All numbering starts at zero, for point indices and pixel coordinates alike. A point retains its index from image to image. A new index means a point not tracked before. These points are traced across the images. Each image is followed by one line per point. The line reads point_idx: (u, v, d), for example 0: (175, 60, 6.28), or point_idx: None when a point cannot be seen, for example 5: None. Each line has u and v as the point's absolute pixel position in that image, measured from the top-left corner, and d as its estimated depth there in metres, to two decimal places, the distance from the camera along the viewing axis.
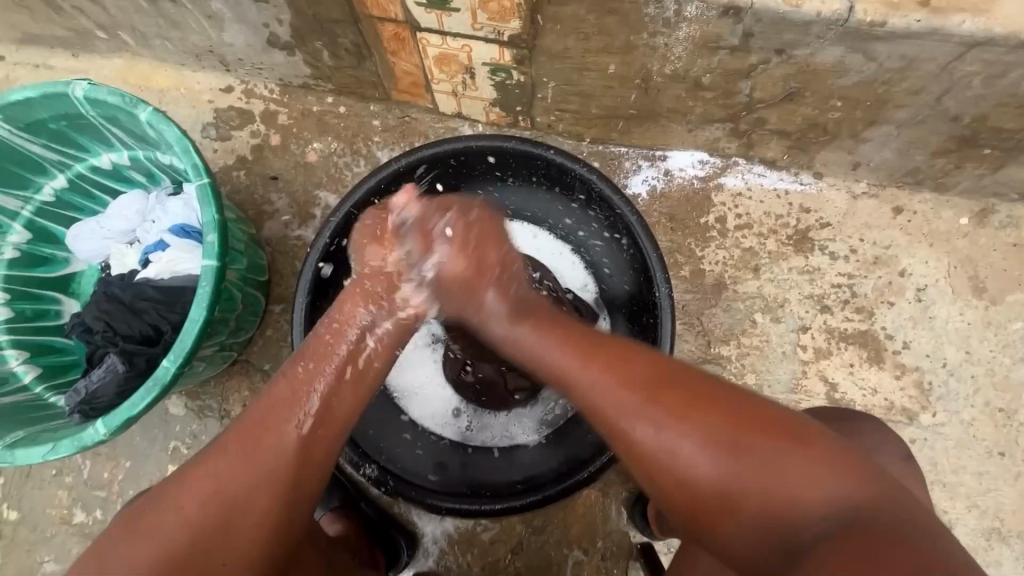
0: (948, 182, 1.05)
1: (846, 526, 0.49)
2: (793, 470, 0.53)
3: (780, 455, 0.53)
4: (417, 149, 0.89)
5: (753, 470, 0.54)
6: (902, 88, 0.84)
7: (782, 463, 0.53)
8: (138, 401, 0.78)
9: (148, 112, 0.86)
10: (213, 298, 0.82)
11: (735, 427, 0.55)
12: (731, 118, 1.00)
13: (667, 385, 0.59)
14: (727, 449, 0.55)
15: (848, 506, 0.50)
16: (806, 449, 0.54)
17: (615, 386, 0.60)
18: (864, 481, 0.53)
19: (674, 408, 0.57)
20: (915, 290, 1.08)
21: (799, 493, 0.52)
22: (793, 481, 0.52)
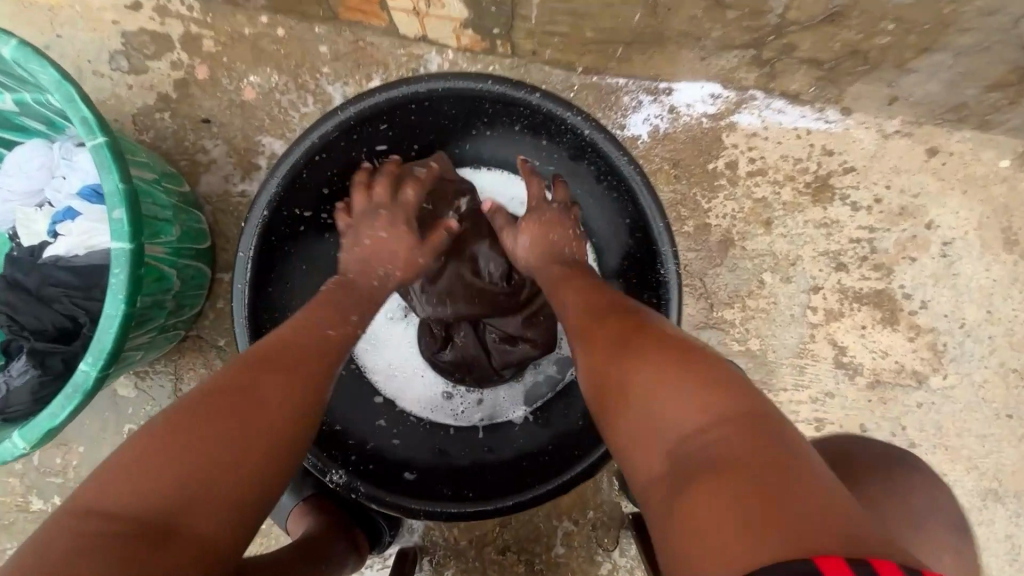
0: (995, 120, 0.91)
1: (745, 475, 0.41)
2: (684, 396, 0.48)
3: (707, 398, 0.47)
4: (367, 93, 0.71)
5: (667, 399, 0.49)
6: (973, 7, 0.67)
7: (695, 397, 0.48)
8: (57, 412, 0.67)
9: (12, 45, 0.67)
10: (132, 287, 0.68)
11: (660, 345, 0.54)
12: (755, 43, 0.82)
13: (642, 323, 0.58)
14: (633, 360, 0.53)
15: (747, 442, 0.43)
16: (743, 406, 0.46)
17: (595, 313, 0.62)
18: (792, 453, 0.43)
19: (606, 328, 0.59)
20: (940, 244, 0.97)
21: (680, 417, 0.47)
22: (704, 418, 0.46)
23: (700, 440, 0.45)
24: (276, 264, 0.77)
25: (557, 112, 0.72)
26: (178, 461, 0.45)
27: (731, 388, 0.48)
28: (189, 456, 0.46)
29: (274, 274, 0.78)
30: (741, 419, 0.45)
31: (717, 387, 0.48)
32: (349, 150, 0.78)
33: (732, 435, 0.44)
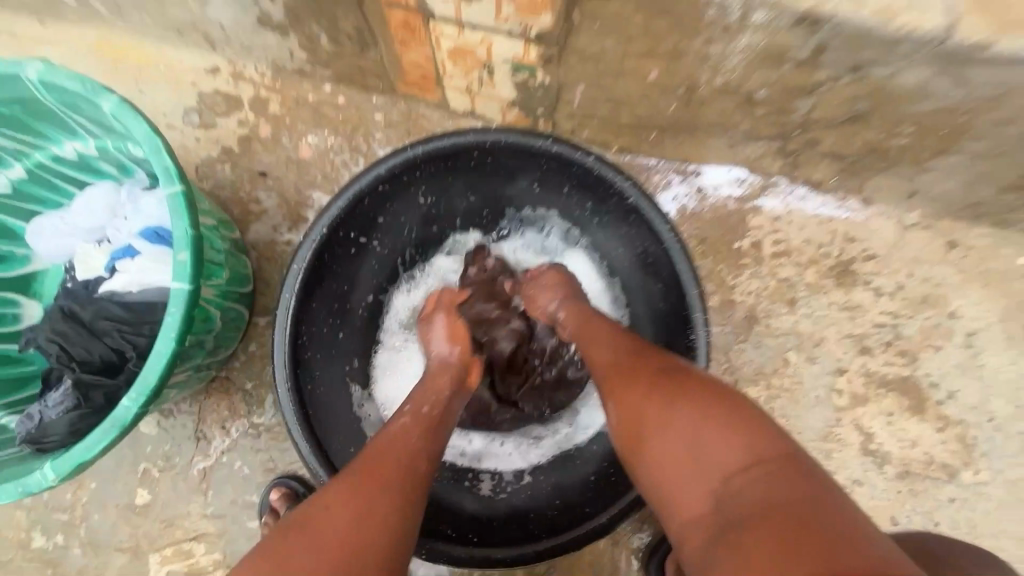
0: (1011, 219, 0.95)
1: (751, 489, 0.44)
2: (707, 438, 0.49)
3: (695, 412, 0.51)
4: (437, 136, 0.76)
5: (667, 435, 0.52)
6: (987, 118, 0.72)
7: (722, 430, 0.49)
8: (91, 445, 0.67)
9: (112, 101, 0.74)
10: (183, 326, 0.71)
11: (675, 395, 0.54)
12: (782, 135, 0.88)
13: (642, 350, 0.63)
14: (676, 419, 0.52)
15: (779, 485, 0.44)
16: (732, 413, 0.50)
17: (595, 348, 0.67)
18: (800, 476, 0.44)
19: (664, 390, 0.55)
20: (964, 334, 0.98)
21: (715, 462, 0.48)
22: (704, 443, 0.49)
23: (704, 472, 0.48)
24: (324, 286, 0.80)
25: (607, 175, 0.78)
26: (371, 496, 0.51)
27: (748, 416, 0.49)
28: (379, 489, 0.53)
29: (319, 299, 0.80)
30: (722, 420, 0.49)
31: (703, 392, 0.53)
32: (409, 189, 0.83)
33: (728, 447, 0.48)
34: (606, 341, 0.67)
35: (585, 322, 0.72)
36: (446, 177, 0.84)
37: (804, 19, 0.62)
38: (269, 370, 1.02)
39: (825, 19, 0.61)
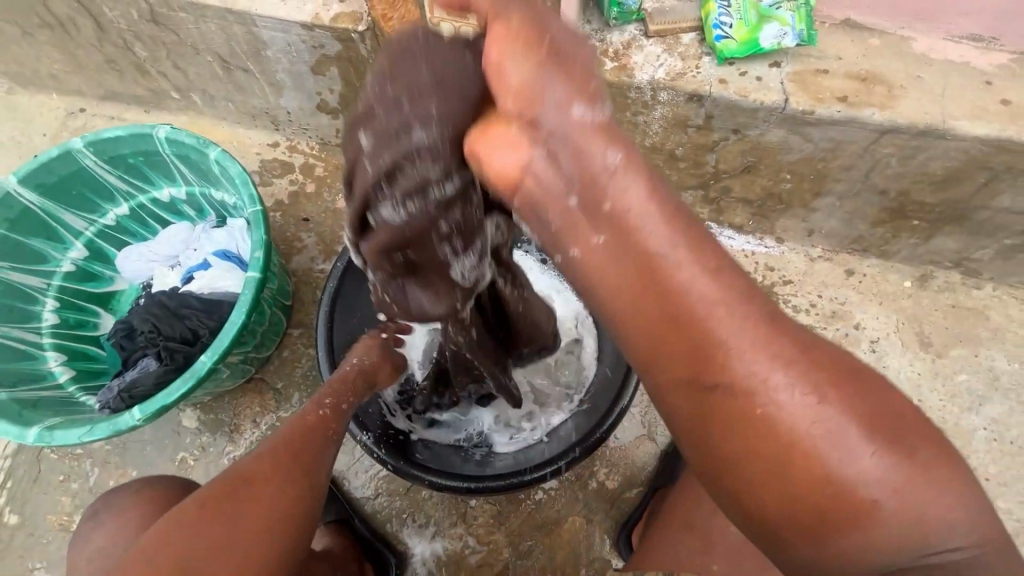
0: (890, 250, 1.23)
1: (920, 493, 0.44)
2: (939, 504, 0.44)
3: (856, 417, 0.45)
4: None
5: (823, 455, 0.45)
6: (836, 165, 1.03)
7: (947, 495, 0.45)
8: (173, 390, 0.88)
9: (217, 151, 1.04)
10: (251, 305, 0.94)
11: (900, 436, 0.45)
12: (702, 185, 1.18)
13: (776, 326, 0.46)
14: (885, 453, 0.44)
15: (957, 504, 0.45)
16: (901, 429, 0.46)
17: (713, 324, 0.45)
18: (973, 496, 0.46)
19: (870, 432, 0.44)
20: (869, 342, 1.21)
21: (938, 523, 0.45)
22: (878, 460, 0.44)
23: (863, 476, 0.44)
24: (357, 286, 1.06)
25: None
26: (271, 496, 0.68)
27: (951, 469, 0.45)
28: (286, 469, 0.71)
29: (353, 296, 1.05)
30: (889, 432, 0.45)
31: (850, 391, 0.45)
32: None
33: (902, 459, 0.45)
34: (664, 249, 0.45)
35: (679, 281, 0.45)
36: None
37: (692, 96, 0.95)
38: (297, 373, 1.21)
39: (707, 96, 0.94)
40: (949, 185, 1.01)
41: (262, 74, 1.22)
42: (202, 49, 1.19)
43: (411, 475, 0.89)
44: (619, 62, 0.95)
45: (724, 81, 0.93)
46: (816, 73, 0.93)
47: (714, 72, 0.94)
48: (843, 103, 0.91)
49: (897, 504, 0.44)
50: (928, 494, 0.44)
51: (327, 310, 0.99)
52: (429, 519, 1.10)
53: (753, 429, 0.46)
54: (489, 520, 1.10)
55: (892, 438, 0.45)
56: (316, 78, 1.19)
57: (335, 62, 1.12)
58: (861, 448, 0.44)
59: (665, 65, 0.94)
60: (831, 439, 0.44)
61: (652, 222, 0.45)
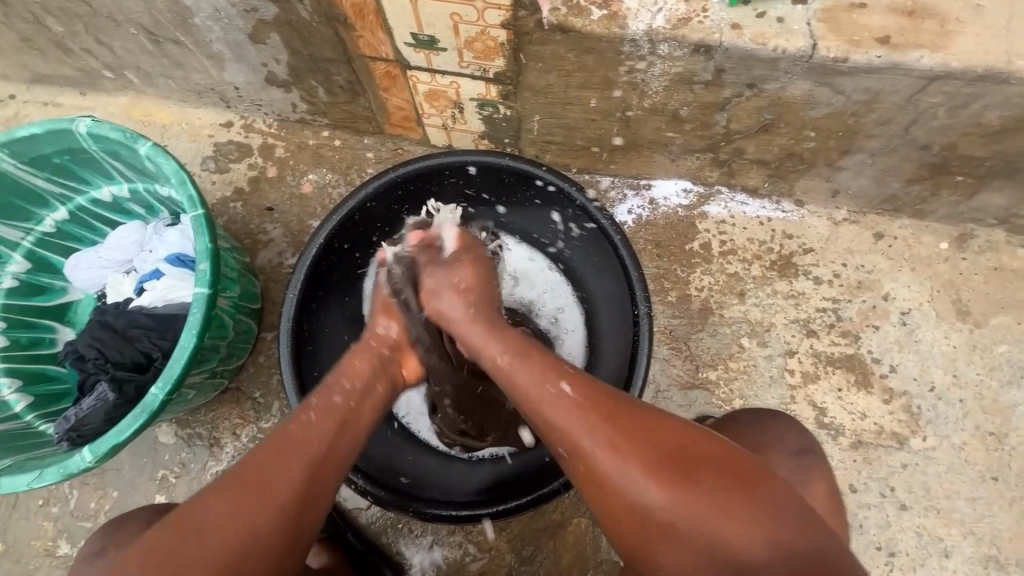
0: (925, 209, 1.08)
1: (701, 516, 0.55)
2: (727, 517, 0.54)
3: (648, 461, 0.57)
4: (413, 160, 0.91)
5: (631, 479, 0.57)
6: (870, 120, 0.88)
7: (723, 508, 0.54)
8: (125, 428, 0.79)
9: (147, 146, 0.90)
10: (203, 324, 0.83)
11: (666, 457, 0.57)
12: (711, 148, 1.03)
13: (590, 398, 0.60)
14: (653, 476, 0.56)
15: (706, 489, 0.55)
16: (704, 470, 0.56)
17: (540, 400, 0.61)
18: (745, 517, 0.54)
19: (642, 457, 0.57)
20: (899, 314, 1.09)
21: (731, 536, 0.54)
22: (652, 490, 0.56)
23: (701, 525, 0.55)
24: (321, 294, 0.94)
25: (556, 183, 0.90)
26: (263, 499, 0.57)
27: (713, 467, 0.56)
28: (255, 521, 0.56)
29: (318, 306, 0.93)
30: (675, 472, 0.56)
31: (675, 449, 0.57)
32: (391, 212, 0.97)
33: (716, 483, 0.55)
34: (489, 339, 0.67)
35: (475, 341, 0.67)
36: (424, 197, 0.98)
37: (698, 48, 0.78)
38: (275, 380, 1.13)
39: (716, 46, 0.78)
40: (1004, 137, 0.86)
41: (196, 45, 1.06)
42: (122, 19, 1.02)
43: (394, 507, 0.81)
44: (609, 9, 0.78)
45: (738, 26, 0.77)
46: (850, 8, 0.76)
47: (725, 15, 0.77)
48: (884, 47, 0.75)
49: (672, 513, 0.55)
50: (724, 508, 0.54)
51: (292, 323, 0.88)
52: (426, 529, 1.04)
53: (581, 473, 0.60)
54: (490, 527, 1.04)
55: (684, 472, 0.56)
56: (258, 47, 1.02)
57: (274, 28, 0.96)
58: (631, 467, 0.57)
59: (665, 11, 0.78)
60: (590, 446, 0.58)
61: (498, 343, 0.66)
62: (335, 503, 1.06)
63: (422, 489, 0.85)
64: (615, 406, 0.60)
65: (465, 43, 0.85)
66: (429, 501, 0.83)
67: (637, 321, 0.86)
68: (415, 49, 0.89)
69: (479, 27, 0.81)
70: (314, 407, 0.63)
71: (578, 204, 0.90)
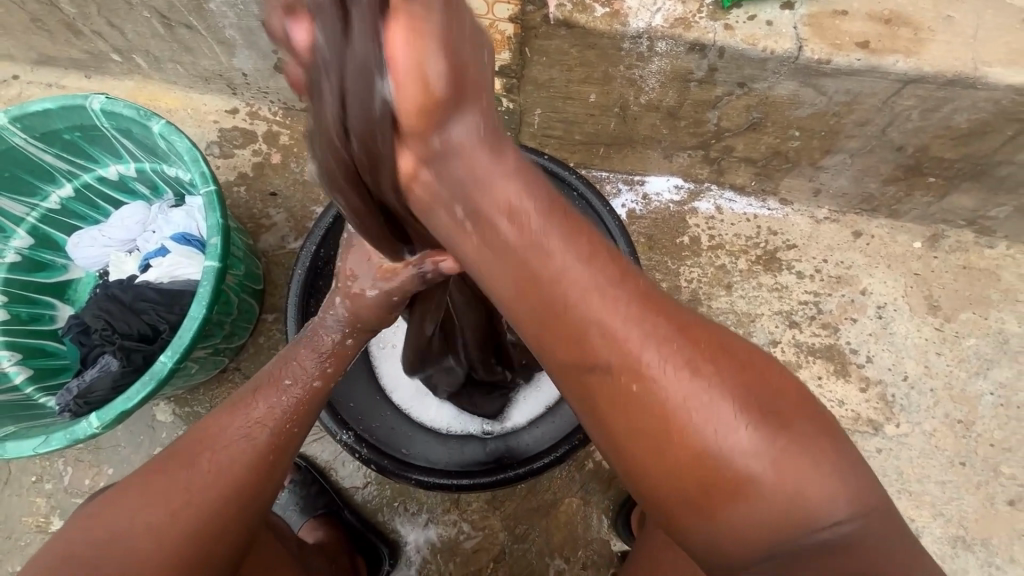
0: (901, 210, 1.15)
1: (792, 466, 0.47)
2: (816, 466, 0.47)
3: (733, 393, 0.47)
4: None
5: (707, 413, 0.46)
6: (850, 120, 0.94)
7: (816, 458, 0.47)
8: (132, 395, 0.80)
9: (161, 124, 0.92)
10: (212, 297, 0.86)
11: (753, 388, 0.48)
12: (702, 145, 1.08)
13: (657, 308, 0.48)
14: (745, 413, 0.47)
15: (796, 431, 0.48)
16: (780, 407, 0.48)
17: (588, 306, 0.47)
18: (834, 468, 0.48)
19: (730, 388, 0.47)
20: (876, 307, 1.15)
21: (814, 489, 0.47)
22: (738, 432, 0.46)
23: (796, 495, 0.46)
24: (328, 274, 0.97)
25: (557, 171, 0.95)
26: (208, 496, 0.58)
27: (796, 407, 0.49)
28: (215, 488, 0.58)
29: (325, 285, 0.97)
30: (763, 409, 0.47)
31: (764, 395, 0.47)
32: None
33: (804, 426, 0.48)
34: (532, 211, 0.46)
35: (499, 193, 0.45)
36: None
37: (693, 46, 0.84)
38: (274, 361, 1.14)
39: (710, 45, 0.83)
40: (972, 139, 0.93)
41: (209, 31, 1.08)
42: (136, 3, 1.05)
43: (396, 475, 0.84)
44: (611, 7, 0.83)
45: (730, 28, 0.82)
46: (833, 14, 0.82)
47: (719, 18, 0.83)
48: (863, 51, 0.81)
49: (757, 456, 0.46)
50: (814, 456, 0.47)
51: (298, 299, 0.90)
52: (422, 507, 1.07)
53: (630, 398, 0.47)
54: (484, 506, 1.06)
55: (774, 414, 0.48)
56: (270, 34, 1.06)
57: None
58: (710, 397, 0.47)
59: (663, 10, 0.83)
60: (653, 363, 0.47)
61: (524, 201, 0.45)
62: (332, 481, 1.08)
63: (421, 460, 0.88)
64: (693, 327, 0.49)
65: None
66: (428, 471, 0.86)
67: None
68: None
69: (488, 20, 0.86)
70: (290, 387, 0.64)
71: (577, 191, 0.95)
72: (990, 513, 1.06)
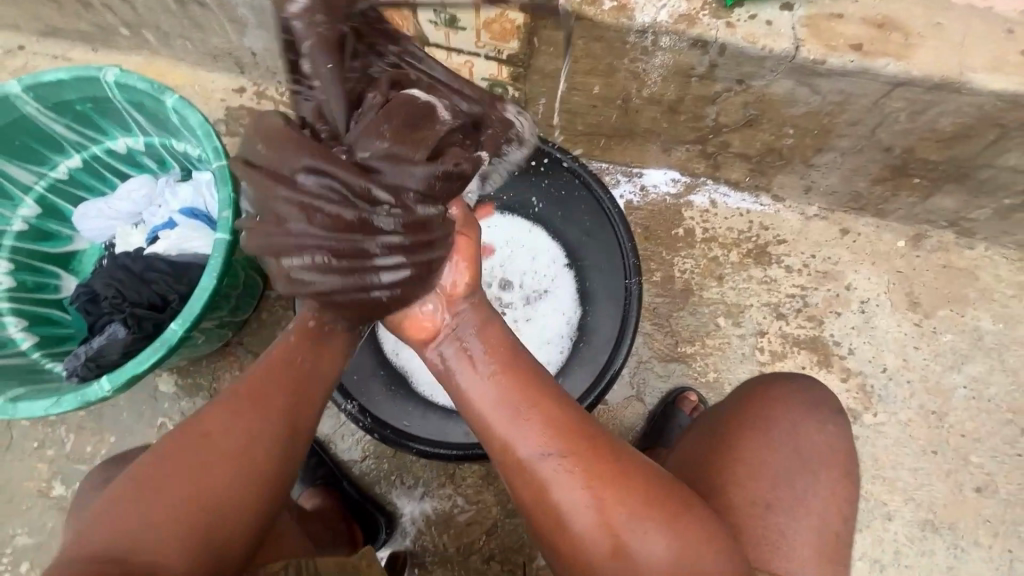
0: (886, 209, 1.20)
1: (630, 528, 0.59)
2: (647, 529, 0.59)
3: (589, 470, 0.60)
4: None
5: (568, 480, 0.59)
6: (842, 120, 0.98)
7: (648, 520, 0.60)
8: (143, 360, 0.83)
9: (174, 98, 0.94)
10: (223, 268, 0.88)
11: (607, 474, 0.60)
12: (700, 140, 1.12)
13: (516, 377, 0.62)
14: (597, 491, 0.59)
15: (625, 497, 0.60)
16: (623, 480, 0.60)
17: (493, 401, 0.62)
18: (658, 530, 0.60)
19: (586, 469, 0.60)
20: (859, 302, 1.20)
21: (649, 550, 0.59)
22: (587, 502, 0.59)
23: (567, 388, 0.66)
24: None
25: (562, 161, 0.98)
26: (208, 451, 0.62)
27: (643, 484, 0.61)
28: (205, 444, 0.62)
29: None
30: (608, 481, 0.60)
31: (457, 405, 0.65)
32: None
33: (634, 499, 0.60)
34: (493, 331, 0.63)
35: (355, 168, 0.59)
36: None
37: (696, 42, 0.87)
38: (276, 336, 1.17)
39: (712, 41, 0.86)
40: (955, 142, 0.97)
41: (221, 8, 1.10)
42: None
43: (397, 445, 0.88)
44: (619, 1, 0.87)
45: (732, 25, 0.86)
46: (830, 16, 0.86)
47: (721, 15, 0.86)
48: (856, 52, 0.85)
49: (595, 522, 0.59)
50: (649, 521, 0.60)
51: None
52: (418, 480, 1.10)
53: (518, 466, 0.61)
54: (478, 480, 1.10)
55: (620, 493, 0.60)
56: None
57: None
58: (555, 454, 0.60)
59: (669, 7, 0.86)
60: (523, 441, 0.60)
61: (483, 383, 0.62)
62: (332, 454, 1.11)
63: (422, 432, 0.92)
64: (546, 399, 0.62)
65: (484, 24, 0.90)
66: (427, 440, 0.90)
67: (628, 290, 0.95)
68: (436, 26, 0.93)
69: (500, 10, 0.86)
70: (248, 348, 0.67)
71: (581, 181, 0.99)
72: (958, 499, 1.12)
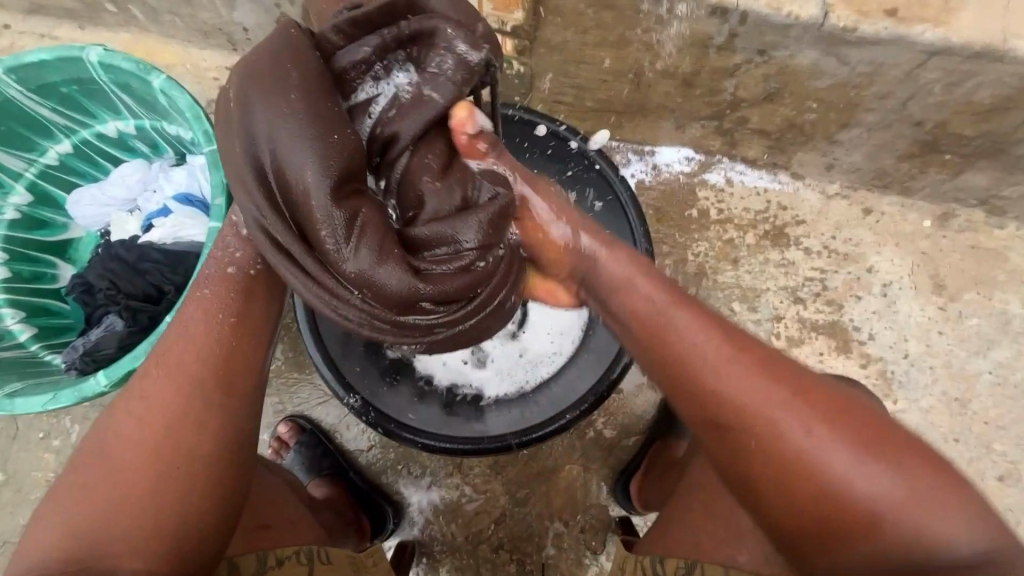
0: (913, 186, 1.13)
1: (797, 424, 0.57)
2: (812, 425, 0.57)
3: (748, 363, 0.61)
4: None
5: (723, 371, 0.61)
6: (870, 93, 0.92)
7: (815, 418, 0.58)
8: (140, 353, 0.80)
9: (161, 79, 0.89)
10: (217, 258, 0.85)
11: (774, 371, 0.61)
12: (716, 116, 1.06)
13: (675, 294, 0.66)
14: (760, 379, 0.60)
15: (792, 396, 0.59)
16: (785, 381, 0.60)
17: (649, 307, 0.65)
18: (825, 435, 0.57)
19: (748, 361, 0.61)
20: (881, 285, 1.15)
21: (811, 445, 0.56)
22: (749, 389, 0.60)
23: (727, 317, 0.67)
24: None
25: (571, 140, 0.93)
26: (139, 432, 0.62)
27: (805, 389, 0.60)
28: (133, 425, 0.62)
29: None
30: (772, 376, 0.60)
31: (612, 311, 0.69)
32: None
33: (804, 405, 0.58)
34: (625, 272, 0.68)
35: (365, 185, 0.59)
36: None
37: (715, 10, 0.81)
38: None
39: (733, 8, 0.80)
40: (993, 116, 0.91)
41: None
42: None
43: (401, 438, 0.86)
44: None
45: None
46: None
47: None
48: (890, 19, 0.78)
49: (756, 413, 0.59)
50: (816, 420, 0.57)
51: None
52: (425, 470, 1.09)
53: (670, 362, 0.64)
54: (486, 470, 1.09)
55: (784, 389, 0.59)
56: None
57: None
58: (721, 353, 0.62)
59: None
60: (687, 334, 0.63)
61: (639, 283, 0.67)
62: (338, 443, 1.10)
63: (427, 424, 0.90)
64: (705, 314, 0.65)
65: None
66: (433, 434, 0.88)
67: None
68: None
69: None
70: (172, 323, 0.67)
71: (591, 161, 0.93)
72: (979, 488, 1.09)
